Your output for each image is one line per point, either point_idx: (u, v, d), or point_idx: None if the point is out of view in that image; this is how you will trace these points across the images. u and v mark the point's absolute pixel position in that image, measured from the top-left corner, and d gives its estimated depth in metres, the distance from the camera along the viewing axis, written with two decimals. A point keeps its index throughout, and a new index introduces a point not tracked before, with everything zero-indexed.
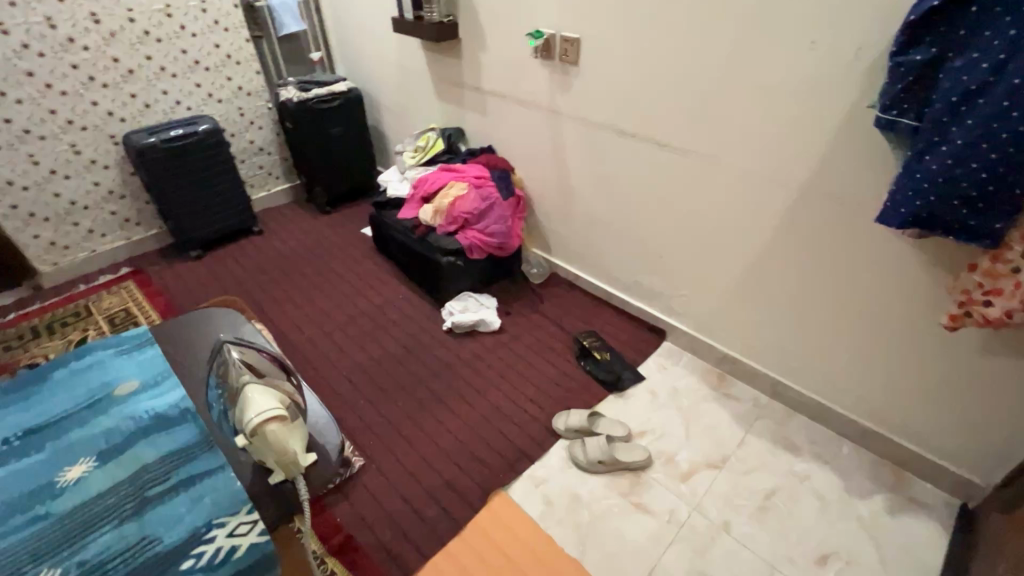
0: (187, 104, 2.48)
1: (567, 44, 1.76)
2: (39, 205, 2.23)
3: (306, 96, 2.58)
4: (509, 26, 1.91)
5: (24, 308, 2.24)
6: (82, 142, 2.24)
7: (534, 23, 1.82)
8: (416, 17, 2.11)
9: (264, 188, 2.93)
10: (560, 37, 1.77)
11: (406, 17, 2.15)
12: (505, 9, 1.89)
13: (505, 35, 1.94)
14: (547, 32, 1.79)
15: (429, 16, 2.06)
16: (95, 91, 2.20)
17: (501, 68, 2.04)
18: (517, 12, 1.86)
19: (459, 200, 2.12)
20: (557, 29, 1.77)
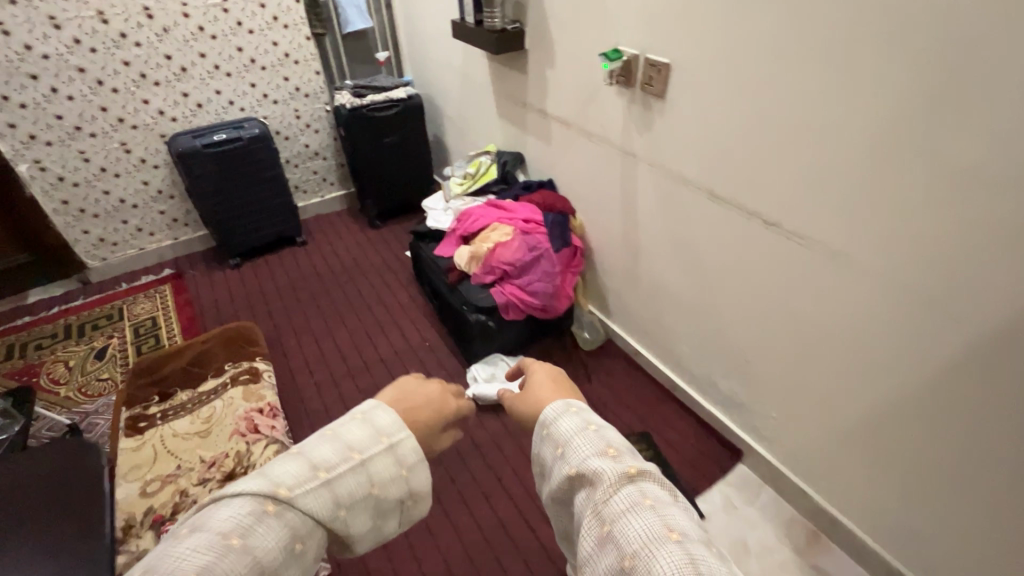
0: (240, 104, 2.33)
1: (652, 70, 1.30)
2: (89, 202, 2.20)
3: (360, 102, 2.33)
4: (584, 40, 1.48)
5: (68, 303, 2.25)
6: (132, 140, 2.17)
7: (614, 37, 1.38)
8: (477, 21, 1.74)
9: (317, 194, 2.76)
10: (644, 61, 1.32)
11: (467, 21, 1.80)
12: (581, 16, 1.46)
13: (577, 49, 1.52)
14: (628, 53, 1.35)
15: (490, 22, 1.69)
16: (146, 88, 2.10)
17: (568, 91, 1.63)
18: (594, 21, 1.43)
19: (499, 248, 1.74)
20: (641, 50, 1.32)
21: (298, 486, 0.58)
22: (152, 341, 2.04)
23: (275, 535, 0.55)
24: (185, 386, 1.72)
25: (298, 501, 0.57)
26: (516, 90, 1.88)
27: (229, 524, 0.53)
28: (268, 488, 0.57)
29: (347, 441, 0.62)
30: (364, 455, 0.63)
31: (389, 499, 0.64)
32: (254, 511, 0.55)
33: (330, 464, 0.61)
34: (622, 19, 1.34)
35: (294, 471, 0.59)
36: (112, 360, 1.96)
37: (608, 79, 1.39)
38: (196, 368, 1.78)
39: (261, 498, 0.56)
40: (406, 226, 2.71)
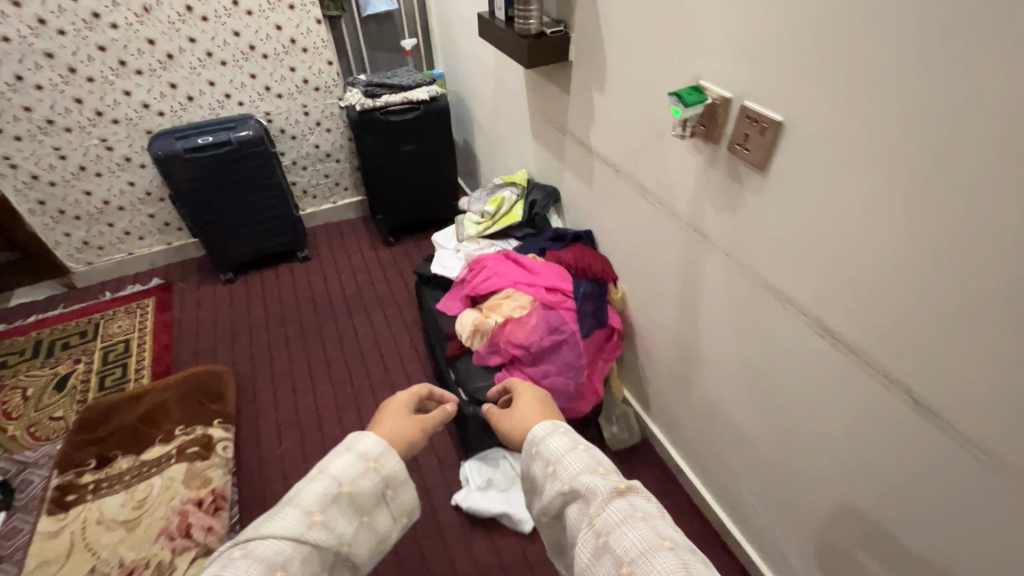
0: (239, 98, 2.00)
1: (751, 128, 0.83)
2: (69, 202, 1.97)
3: (372, 103, 1.94)
4: (651, 63, 1.01)
5: (46, 311, 2.05)
6: (113, 136, 1.90)
7: (696, 66, 0.91)
8: (509, 19, 1.30)
9: (329, 200, 2.43)
10: (737, 109, 0.85)
11: (496, 18, 1.35)
12: (651, 27, 0.99)
13: (640, 75, 1.05)
14: (712, 95, 0.88)
15: (522, 25, 1.24)
16: (127, 78, 1.80)
17: (622, 128, 1.17)
18: (668, 39, 0.96)
19: (512, 324, 1.33)
20: (736, 92, 0.85)
21: (308, 526, 0.71)
22: (118, 373, 1.80)
23: (295, 561, 0.68)
24: (127, 451, 1.46)
25: (310, 535, 0.71)
26: (556, 111, 1.43)
27: (262, 566, 0.65)
28: (280, 533, 0.69)
29: (335, 478, 0.76)
30: (357, 484, 0.77)
31: (383, 517, 0.81)
32: (282, 550, 0.68)
33: (325, 503, 0.74)
34: (712, 41, 0.86)
35: (295, 516, 0.71)
36: (71, 394, 1.74)
37: (680, 131, 0.92)
38: (145, 426, 1.51)
39: (289, 539, 0.69)
40: (423, 245, 2.34)
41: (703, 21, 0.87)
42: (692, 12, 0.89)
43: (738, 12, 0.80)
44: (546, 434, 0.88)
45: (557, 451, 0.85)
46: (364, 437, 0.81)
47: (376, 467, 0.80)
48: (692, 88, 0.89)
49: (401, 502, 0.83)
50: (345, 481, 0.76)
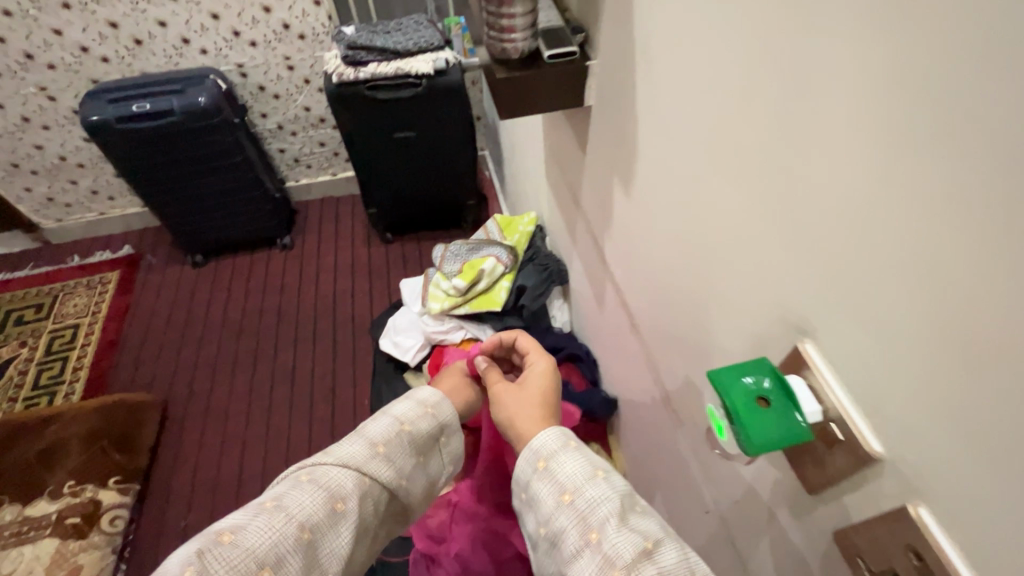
0: (200, 44, 1.55)
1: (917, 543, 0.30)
2: (20, 155, 1.70)
3: (353, 74, 1.42)
4: None
5: (14, 270, 1.86)
6: (53, 84, 1.55)
7: (795, 298, 0.38)
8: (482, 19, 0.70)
9: (327, 171, 2.00)
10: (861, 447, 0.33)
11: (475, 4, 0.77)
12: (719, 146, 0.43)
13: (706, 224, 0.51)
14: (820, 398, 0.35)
15: (513, 46, 0.63)
16: (53, 13, 1.41)
17: (654, 274, 0.62)
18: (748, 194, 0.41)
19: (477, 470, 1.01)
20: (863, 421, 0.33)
21: (370, 457, 0.51)
22: (55, 369, 1.61)
23: (359, 507, 0.48)
24: (10, 499, 1.27)
25: (369, 470, 0.50)
26: (570, 167, 0.86)
27: (325, 492, 0.47)
28: (343, 461, 0.50)
29: (396, 414, 0.55)
30: (418, 424, 0.56)
31: (436, 469, 0.58)
32: (348, 481, 0.49)
33: (393, 439, 0.53)
34: (847, 293, 0.33)
35: (357, 445, 0.51)
36: (5, 386, 1.57)
37: (723, 453, 0.39)
38: (41, 468, 1.31)
39: (357, 469, 0.50)
40: (425, 247, 1.88)
41: (840, 213, 0.32)
42: (816, 185, 0.34)
43: (939, 301, 0.27)
44: (555, 444, 0.51)
45: (577, 472, 0.49)
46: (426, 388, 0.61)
47: (438, 412, 0.59)
48: (794, 405, 0.35)
49: (453, 449, 0.60)
50: (408, 419, 0.56)
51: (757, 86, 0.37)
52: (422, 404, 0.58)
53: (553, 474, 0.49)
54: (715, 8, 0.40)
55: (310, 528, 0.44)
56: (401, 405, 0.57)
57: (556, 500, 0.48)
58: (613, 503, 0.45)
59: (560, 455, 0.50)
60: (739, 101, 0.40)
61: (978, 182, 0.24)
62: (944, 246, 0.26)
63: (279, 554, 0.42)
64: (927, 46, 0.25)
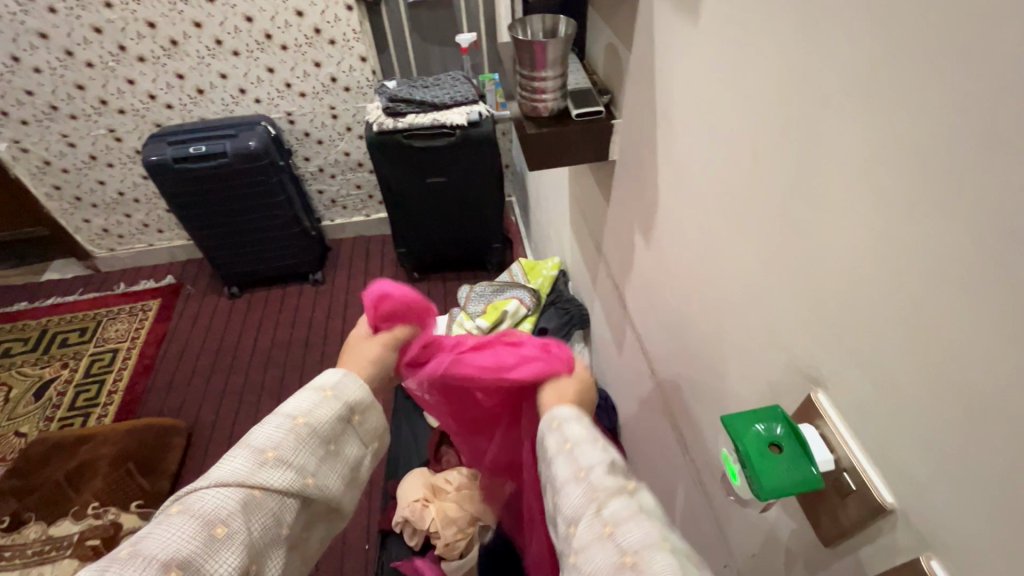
0: (255, 94, 1.69)
1: None
2: (84, 190, 1.84)
3: (392, 123, 1.52)
4: None
5: (64, 295, 1.98)
6: (121, 126, 1.69)
7: (806, 351, 0.39)
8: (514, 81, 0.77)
9: (361, 212, 2.09)
10: (873, 499, 0.34)
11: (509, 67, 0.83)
12: (733, 206, 0.47)
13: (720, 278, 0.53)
14: (826, 434, 0.37)
15: (546, 103, 0.68)
16: (129, 64, 1.56)
17: (672, 321, 0.64)
18: (760, 249, 0.44)
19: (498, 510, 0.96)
20: (873, 472, 0.34)
21: (257, 466, 0.47)
22: (92, 392, 1.67)
23: (253, 526, 0.45)
24: (37, 518, 1.30)
25: (262, 478, 0.47)
26: (593, 216, 0.90)
27: (197, 518, 0.43)
28: (222, 480, 0.46)
29: (286, 411, 0.52)
30: (318, 414, 0.52)
31: (354, 450, 0.56)
32: (228, 501, 0.45)
33: (283, 440, 0.50)
34: (857, 346, 0.34)
35: (240, 455, 0.48)
36: (44, 405, 1.64)
37: (738, 500, 0.40)
38: (67, 488, 1.34)
39: (240, 486, 0.46)
40: (450, 287, 1.93)
41: (847, 270, 0.34)
42: (823, 244, 0.36)
43: (937, 356, 0.29)
44: (571, 414, 0.50)
45: (580, 430, 0.48)
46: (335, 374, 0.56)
47: (342, 394, 0.55)
48: (810, 458, 0.36)
49: (372, 426, 0.58)
50: (302, 411, 0.52)
51: (767, 154, 0.41)
52: (321, 393, 0.54)
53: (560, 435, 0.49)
54: (730, 82, 0.44)
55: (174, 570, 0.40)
56: (298, 398, 0.53)
57: (556, 448, 0.48)
58: (606, 464, 0.45)
59: (570, 421, 0.49)
60: (750, 167, 0.43)
61: (974, 247, 0.26)
62: (929, 306, 0.29)
63: None
64: (912, 131, 0.28)
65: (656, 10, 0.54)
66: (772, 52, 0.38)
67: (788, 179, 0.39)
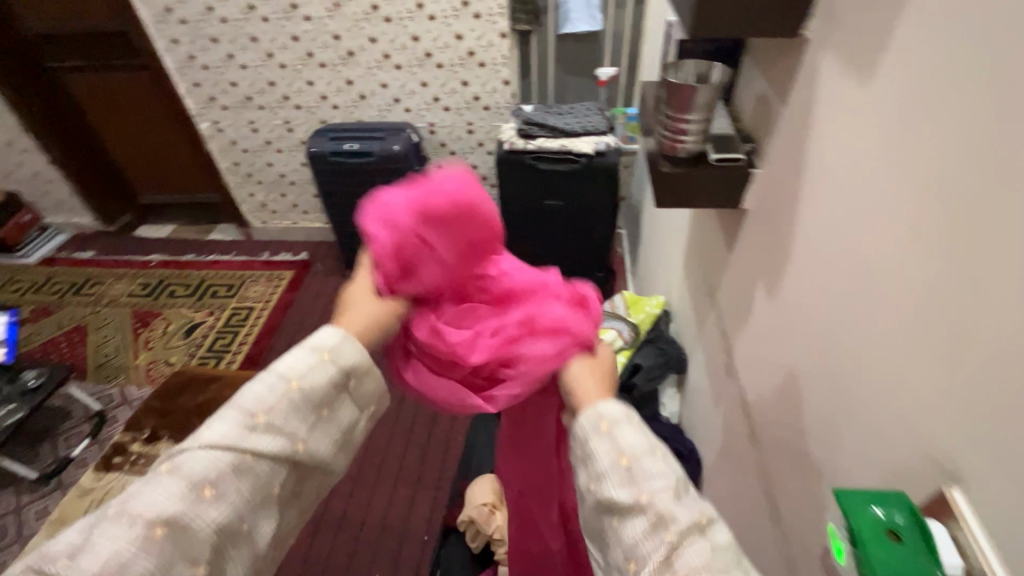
0: (407, 104, 1.87)
1: None
2: (255, 168, 2.14)
3: (523, 144, 1.61)
4: None
5: (222, 254, 2.31)
6: (295, 120, 1.96)
7: (943, 440, 0.37)
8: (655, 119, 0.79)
9: None
10: None
11: (650, 107, 0.85)
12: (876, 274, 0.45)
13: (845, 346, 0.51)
14: (959, 539, 0.34)
15: (687, 144, 0.69)
16: (312, 69, 1.81)
17: (786, 384, 0.61)
18: (898, 325, 0.42)
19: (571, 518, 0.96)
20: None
21: (249, 432, 0.45)
22: (227, 339, 1.94)
23: (244, 491, 0.44)
24: (168, 437, 1.52)
25: (249, 444, 0.44)
26: (711, 261, 0.89)
27: (185, 476, 0.42)
28: (213, 441, 0.44)
29: (280, 371, 0.48)
30: (310, 377, 0.48)
31: (353, 417, 0.52)
32: (217, 462, 0.43)
33: (276, 403, 0.46)
34: (1005, 451, 0.31)
35: (229, 417, 0.45)
36: (190, 343, 1.93)
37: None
38: (194, 418, 1.56)
39: (229, 449, 0.44)
40: None
41: (999, 366, 0.32)
42: (974, 333, 0.34)
43: None
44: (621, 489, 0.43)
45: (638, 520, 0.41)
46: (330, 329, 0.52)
47: (341, 358, 0.50)
48: (934, 555, 0.34)
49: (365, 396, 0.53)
50: (297, 375, 0.48)
51: (922, 229, 0.39)
52: (318, 354, 0.49)
53: (614, 441, 0.45)
54: (891, 149, 0.43)
55: (161, 527, 0.39)
56: (295, 356, 0.50)
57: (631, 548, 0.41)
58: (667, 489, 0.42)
59: (621, 425, 0.46)
60: (899, 240, 0.42)
61: None
62: None
63: (126, 561, 0.37)
64: None
65: (820, 68, 0.54)
66: (945, 128, 0.37)
67: (945, 259, 0.37)
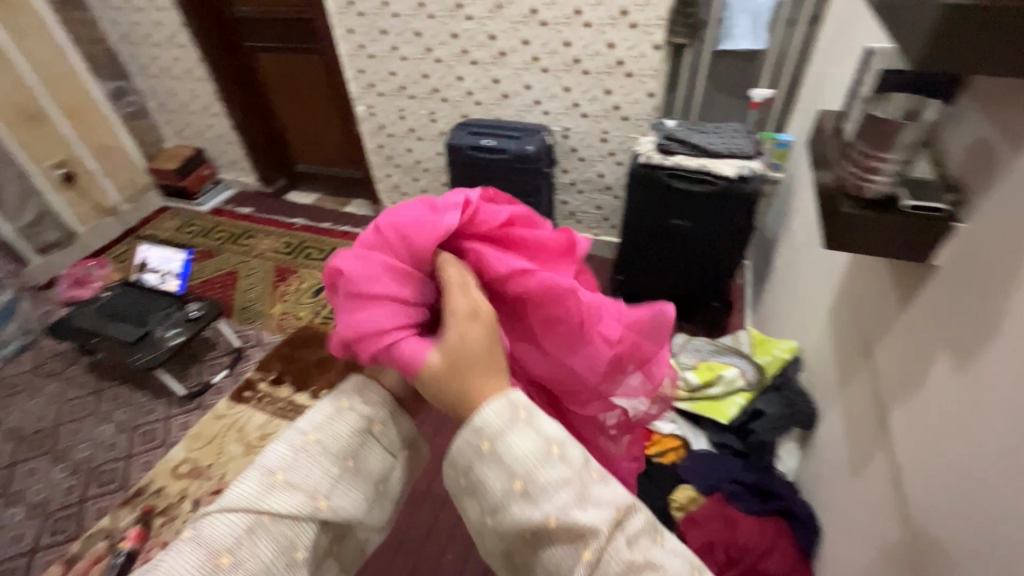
0: (546, 107, 1.90)
1: None
2: (395, 153, 2.30)
3: (660, 159, 1.57)
4: None
5: (353, 226, 2.51)
6: (439, 112, 2.08)
7: None
8: (835, 152, 0.72)
9: (591, 230, 2.20)
10: None
11: (827, 137, 0.79)
12: None
13: None
14: None
15: (876, 186, 0.62)
16: (464, 66, 1.90)
17: (935, 430, 0.60)
18: None
19: (693, 524, 0.95)
20: None
21: (266, 491, 0.47)
22: None
23: (268, 547, 0.45)
24: (289, 383, 1.70)
25: (266, 503, 0.46)
26: (870, 314, 0.81)
27: (210, 541, 0.44)
28: (232, 507, 0.46)
29: (300, 426, 0.51)
30: (330, 427, 0.50)
31: (378, 460, 0.52)
32: (236, 526, 0.45)
33: (293, 462, 0.48)
34: None
35: (251, 477, 0.47)
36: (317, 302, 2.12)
37: None
38: (314, 371, 1.72)
39: (248, 512, 0.46)
40: None
41: None
42: None
43: None
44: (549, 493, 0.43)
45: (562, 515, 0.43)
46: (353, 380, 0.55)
47: (356, 406, 0.52)
48: None
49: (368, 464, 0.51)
50: (317, 428, 0.50)
51: None
52: (335, 404, 0.52)
53: (498, 461, 0.44)
54: None
55: None
56: (318, 408, 0.52)
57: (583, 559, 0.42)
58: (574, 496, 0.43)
59: (510, 432, 0.44)
60: None
61: None
62: None
63: None
64: None
65: None
66: None
67: None
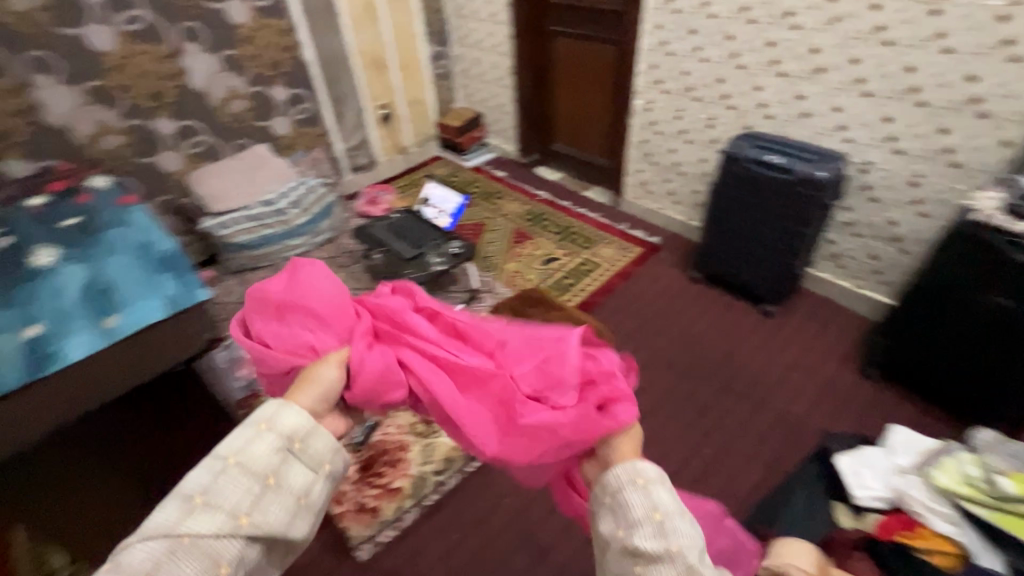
0: (851, 134, 1.72)
1: None
2: (655, 150, 2.32)
3: (1005, 221, 1.30)
4: None
5: (590, 211, 2.61)
6: (720, 119, 2.02)
7: None
8: None
9: (854, 280, 1.94)
10: None
11: None
12: None
13: None
14: None
15: None
16: (768, 76, 1.82)
17: None
18: None
19: None
20: None
21: (185, 514, 0.55)
22: (571, 280, 2.19)
23: (192, 558, 0.53)
24: None
25: (189, 525, 0.54)
26: None
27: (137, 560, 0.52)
28: (155, 529, 0.54)
29: (219, 452, 0.60)
30: (250, 450, 0.60)
31: (302, 475, 0.61)
32: (158, 547, 0.53)
33: (212, 483, 0.57)
34: None
35: (170, 507, 0.55)
36: (545, 271, 2.25)
37: None
38: None
39: (172, 531, 0.54)
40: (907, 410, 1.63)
41: None
42: None
43: None
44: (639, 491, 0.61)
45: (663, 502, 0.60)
46: (283, 407, 0.63)
47: (274, 424, 0.62)
48: None
49: (317, 453, 0.63)
50: (236, 452, 0.59)
51: None
52: (255, 427, 0.61)
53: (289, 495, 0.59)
54: None
55: None
56: (239, 435, 0.61)
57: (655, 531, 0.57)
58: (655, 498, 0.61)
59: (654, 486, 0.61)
60: None
61: None
62: None
63: None
64: None
65: None
66: None
67: None
